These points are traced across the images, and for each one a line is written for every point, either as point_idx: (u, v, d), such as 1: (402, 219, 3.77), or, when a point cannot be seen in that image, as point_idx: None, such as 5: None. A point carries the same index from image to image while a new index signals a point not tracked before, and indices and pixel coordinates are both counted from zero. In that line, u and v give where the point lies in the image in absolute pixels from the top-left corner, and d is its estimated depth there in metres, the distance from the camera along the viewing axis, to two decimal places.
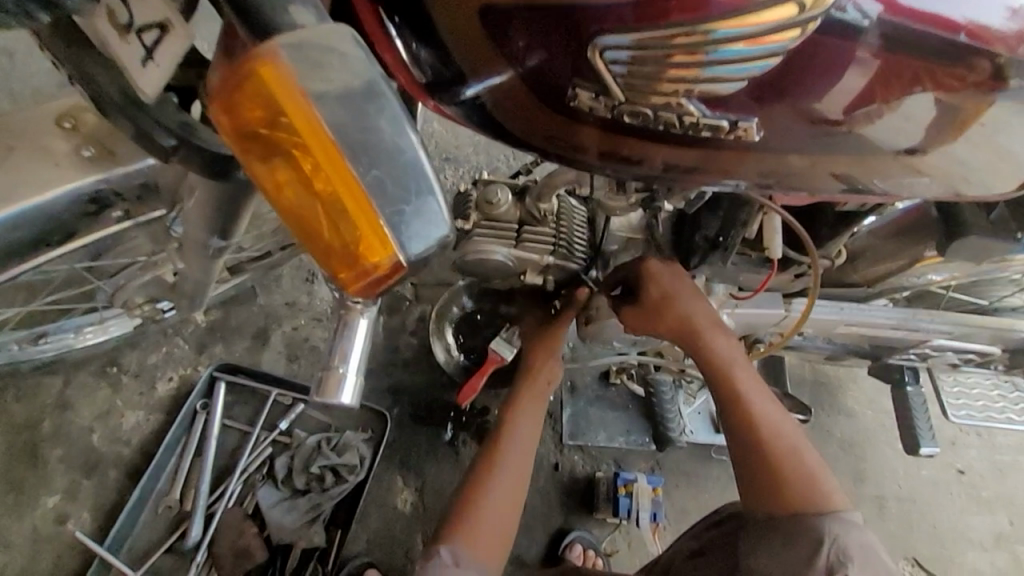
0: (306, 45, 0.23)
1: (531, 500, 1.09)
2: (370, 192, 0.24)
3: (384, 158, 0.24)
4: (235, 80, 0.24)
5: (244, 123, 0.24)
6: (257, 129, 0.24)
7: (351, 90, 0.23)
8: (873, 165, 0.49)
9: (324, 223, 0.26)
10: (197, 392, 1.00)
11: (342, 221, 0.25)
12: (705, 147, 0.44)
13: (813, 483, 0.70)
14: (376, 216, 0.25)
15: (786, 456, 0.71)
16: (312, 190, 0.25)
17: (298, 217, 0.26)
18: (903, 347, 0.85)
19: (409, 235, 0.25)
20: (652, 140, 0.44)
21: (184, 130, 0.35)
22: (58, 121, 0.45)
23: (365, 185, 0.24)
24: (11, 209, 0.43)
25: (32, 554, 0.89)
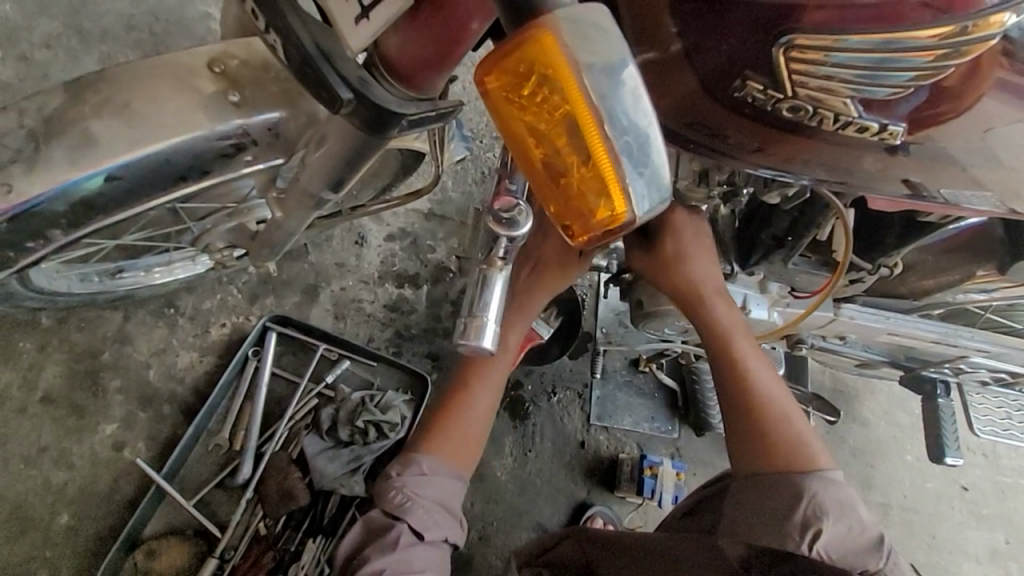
0: (577, 16, 0.26)
1: (555, 473, 1.13)
2: (620, 154, 0.27)
3: (634, 128, 0.27)
4: (508, 44, 0.26)
5: (504, 87, 0.27)
6: (514, 93, 0.27)
7: (611, 63, 0.26)
8: (958, 179, 0.52)
9: (570, 184, 0.29)
10: (250, 339, 1.04)
11: (585, 182, 0.28)
12: (819, 140, 0.47)
13: (799, 444, 0.74)
14: (621, 175, 0.27)
15: (775, 420, 0.75)
16: (558, 150, 0.28)
17: (540, 175, 0.29)
18: (937, 359, 0.88)
19: (642, 200, 0.28)
20: (779, 131, 0.46)
21: (361, 84, 0.37)
22: (210, 64, 0.48)
23: (618, 152, 0.27)
24: (166, 143, 0.46)
25: (90, 476, 0.93)
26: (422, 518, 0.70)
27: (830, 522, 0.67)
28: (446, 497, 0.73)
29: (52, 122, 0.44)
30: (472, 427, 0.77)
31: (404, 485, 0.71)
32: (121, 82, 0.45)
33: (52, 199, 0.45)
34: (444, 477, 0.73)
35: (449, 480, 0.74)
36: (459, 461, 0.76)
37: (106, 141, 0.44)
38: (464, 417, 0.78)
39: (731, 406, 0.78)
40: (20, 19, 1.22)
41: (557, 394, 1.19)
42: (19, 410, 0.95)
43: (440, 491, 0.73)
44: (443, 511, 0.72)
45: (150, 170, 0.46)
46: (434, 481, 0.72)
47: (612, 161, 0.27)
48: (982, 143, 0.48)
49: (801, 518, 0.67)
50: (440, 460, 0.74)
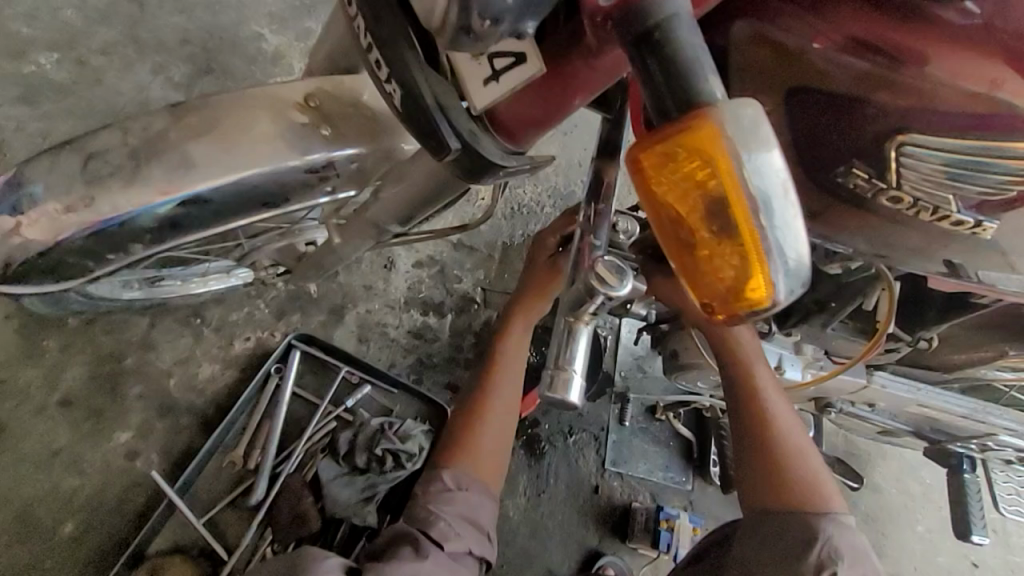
0: (739, 106, 0.24)
1: (567, 518, 1.11)
2: (771, 244, 0.25)
3: (785, 226, 0.25)
4: (663, 123, 0.25)
5: (649, 165, 0.26)
6: (660, 172, 0.26)
7: (770, 160, 0.24)
8: None
9: (706, 264, 0.26)
10: (274, 356, 1.03)
11: (721, 271, 0.26)
12: (895, 224, 0.47)
13: (814, 484, 0.73)
14: (769, 263, 0.25)
15: (790, 459, 0.74)
16: (696, 229, 0.26)
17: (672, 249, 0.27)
18: (965, 435, 0.88)
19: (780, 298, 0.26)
20: (850, 211, 0.47)
21: (470, 135, 0.38)
22: (306, 98, 0.49)
23: (765, 248, 0.25)
24: (260, 171, 0.47)
25: (100, 484, 0.92)
26: (443, 528, 0.70)
27: (845, 567, 0.66)
28: (476, 512, 0.73)
29: (149, 143, 0.45)
30: (485, 454, 0.76)
31: (434, 507, 0.71)
32: (224, 110, 0.47)
33: (144, 216, 0.46)
34: (472, 491, 0.73)
35: (479, 496, 0.74)
36: (485, 477, 0.75)
37: (202, 164, 0.46)
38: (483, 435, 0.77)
39: (745, 439, 0.76)
40: (79, 22, 1.24)
41: (573, 436, 1.17)
42: (36, 411, 0.94)
43: (469, 504, 0.72)
44: (469, 525, 0.72)
45: (239, 195, 0.47)
46: (468, 497, 0.72)
47: (760, 250, 0.25)
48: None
49: (816, 561, 0.66)
50: (464, 473, 0.74)
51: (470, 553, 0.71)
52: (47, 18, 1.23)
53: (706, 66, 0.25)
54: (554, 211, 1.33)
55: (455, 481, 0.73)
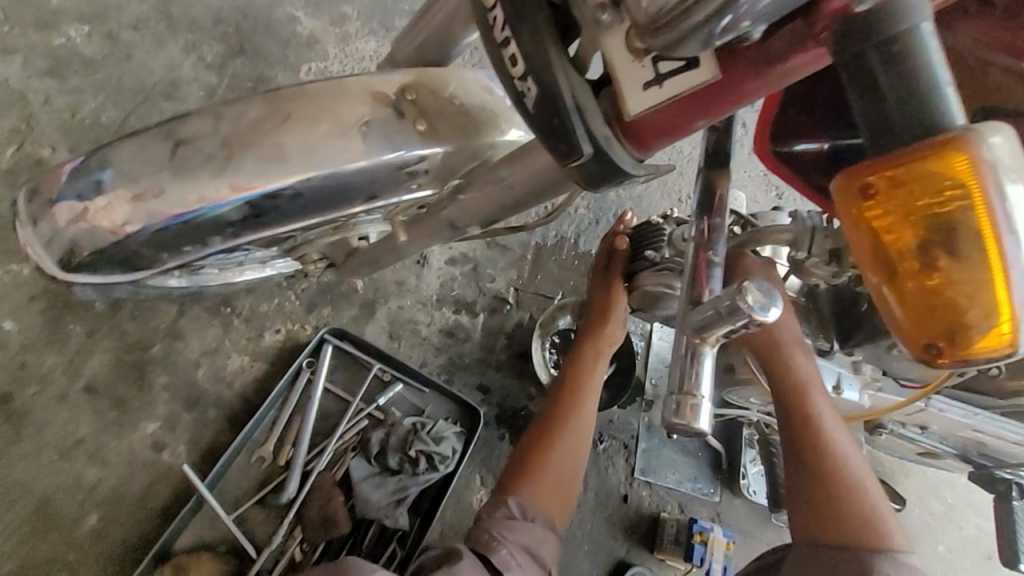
0: (994, 130, 0.24)
1: (596, 526, 1.09)
2: (1017, 279, 0.24)
3: None
4: (908, 143, 0.24)
5: (879, 193, 0.25)
6: (890, 201, 0.25)
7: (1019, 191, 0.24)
8: None
9: (935, 296, 0.26)
10: (306, 350, 1.00)
11: (951, 305, 0.26)
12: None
13: (874, 519, 0.71)
14: (1012, 299, 0.25)
15: (844, 488, 0.74)
16: (927, 261, 0.25)
17: (889, 278, 0.27)
18: (1017, 462, 0.86)
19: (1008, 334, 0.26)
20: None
21: (605, 141, 0.35)
22: (402, 92, 0.47)
23: (1010, 284, 0.24)
24: (353, 165, 0.45)
25: (125, 476, 0.88)
26: (504, 557, 0.71)
27: None
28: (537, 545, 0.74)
29: (243, 131, 0.43)
30: (552, 480, 0.80)
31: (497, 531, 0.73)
32: (319, 100, 0.45)
33: (232, 206, 0.43)
34: (536, 521, 0.76)
35: (540, 527, 0.76)
36: (549, 510, 0.78)
37: (296, 156, 0.43)
38: (549, 464, 0.80)
39: (799, 466, 0.76)
40: None
41: (603, 443, 1.15)
42: (61, 397, 0.90)
43: (531, 536, 0.74)
44: (531, 558, 0.73)
45: (329, 188, 0.45)
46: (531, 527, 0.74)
47: (1006, 284, 0.24)
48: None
49: None
50: (528, 502, 0.77)
51: None
52: None
53: (943, 90, 0.23)
54: (590, 212, 1.30)
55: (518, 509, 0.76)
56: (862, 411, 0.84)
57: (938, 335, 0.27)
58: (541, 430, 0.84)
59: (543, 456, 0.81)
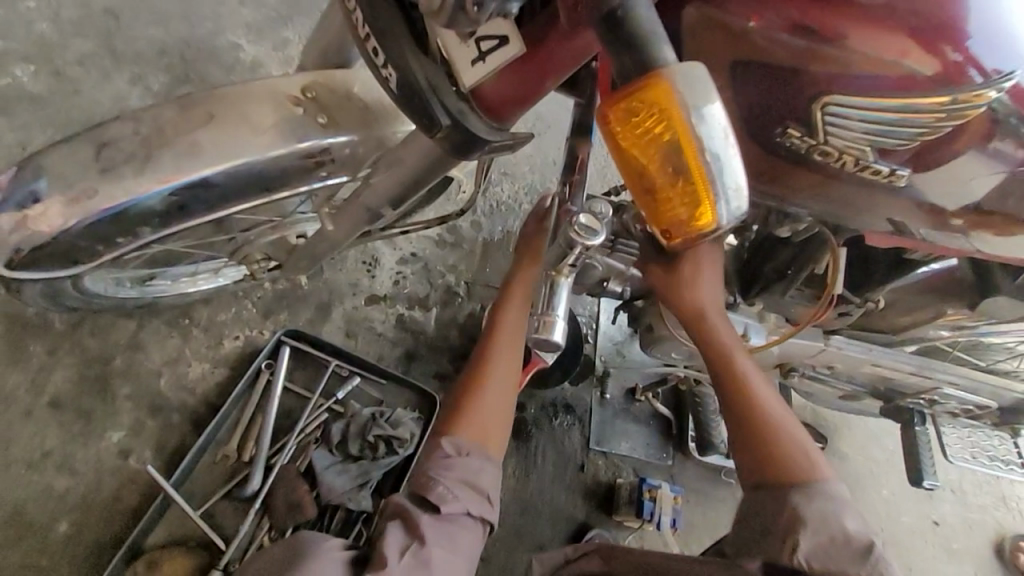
0: (689, 67, 0.29)
1: (555, 495, 1.16)
2: (716, 174, 0.30)
3: (727, 164, 0.30)
4: (627, 86, 0.30)
5: (618, 123, 0.31)
6: (625, 129, 0.31)
7: (711, 109, 0.29)
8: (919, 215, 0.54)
9: (663, 200, 0.32)
10: (264, 352, 1.05)
11: (681, 207, 0.32)
12: (862, 187, 0.51)
13: (804, 459, 0.73)
14: (715, 194, 0.31)
15: (777, 435, 0.75)
16: (656, 174, 0.31)
17: (645, 193, 0.33)
18: (913, 391, 0.96)
19: (728, 215, 0.32)
20: (816, 177, 0.51)
21: (459, 113, 0.43)
22: (303, 90, 0.54)
23: (712, 182, 0.30)
24: (262, 155, 0.52)
25: (93, 484, 0.92)
26: (440, 493, 0.70)
27: (807, 534, 0.66)
28: (475, 477, 0.72)
29: (159, 127, 0.50)
30: (487, 414, 0.77)
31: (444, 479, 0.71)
32: (230, 102, 0.52)
33: (154, 197, 0.49)
34: (476, 456, 0.73)
35: (477, 460, 0.73)
36: (485, 442, 0.75)
37: (209, 148, 0.50)
38: (478, 409, 0.77)
39: (737, 421, 0.78)
40: (54, 35, 1.27)
41: (558, 419, 1.22)
42: (26, 415, 0.94)
43: (467, 470, 0.72)
44: (467, 488, 0.71)
45: (241, 176, 0.52)
46: (470, 461, 0.72)
47: (708, 180, 0.30)
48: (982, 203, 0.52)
49: (784, 529, 0.67)
50: (467, 440, 0.74)
51: (468, 513, 0.70)
52: (21, 31, 1.25)
53: (661, 37, 0.30)
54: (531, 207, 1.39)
55: (455, 446, 0.73)
56: (774, 356, 0.93)
57: (670, 224, 0.33)
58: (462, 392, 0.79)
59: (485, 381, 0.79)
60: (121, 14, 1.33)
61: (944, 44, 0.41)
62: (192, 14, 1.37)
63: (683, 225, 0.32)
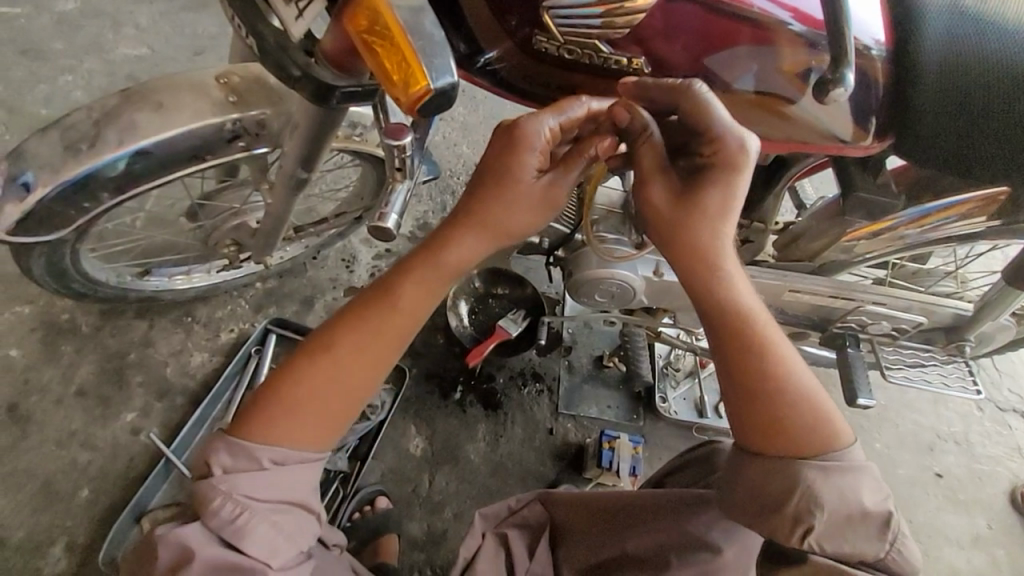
0: None
1: (526, 456, 1.22)
2: (418, 47, 0.41)
3: (427, 39, 0.42)
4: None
5: (356, 26, 0.43)
6: (360, 29, 0.43)
7: (414, 6, 0.42)
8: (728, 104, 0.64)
9: (392, 75, 0.42)
10: (253, 339, 1.20)
11: (403, 79, 0.42)
12: (663, 85, 0.62)
13: (811, 418, 0.66)
14: (421, 63, 0.41)
15: (784, 392, 0.66)
16: (384, 57, 0.42)
17: (381, 74, 0.43)
18: (842, 315, 0.99)
19: (438, 80, 0.42)
20: (601, 81, 0.62)
21: (306, 65, 0.56)
22: (218, 79, 0.69)
23: (417, 51, 0.41)
24: (187, 130, 0.67)
25: (110, 456, 1.08)
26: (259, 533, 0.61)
27: (824, 513, 0.63)
28: (296, 493, 0.64)
29: (107, 114, 0.65)
30: (327, 401, 0.64)
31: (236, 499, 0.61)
32: (162, 93, 0.67)
33: (106, 167, 0.65)
34: (307, 463, 0.64)
35: (306, 463, 0.64)
36: (319, 439, 0.65)
37: (145, 127, 0.66)
38: (315, 386, 0.64)
39: (727, 369, 0.66)
40: (87, 100, 1.54)
41: (527, 386, 1.30)
42: (57, 402, 1.11)
43: (290, 483, 0.63)
44: (290, 512, 0.63)
45: (171, 148, 0.67)
46: (287, 473, 0.63)
47: (414, 52, 0.41)
48: (774, 88, 0.62)
49: (793, 510, 0.64)
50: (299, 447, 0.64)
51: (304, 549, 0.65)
52: (60, 100, 1.53)
53: None
54: None
55: (235, 457, 0.62)
56: None
57: (399, 94, 0.42)
58: (317, 357, 0.64)
59: (348, 364, 0.64)
60: (139, 78, 1.60)
61: None
62: (196, 72, 1.63)
63: (406, 92, 0.42)
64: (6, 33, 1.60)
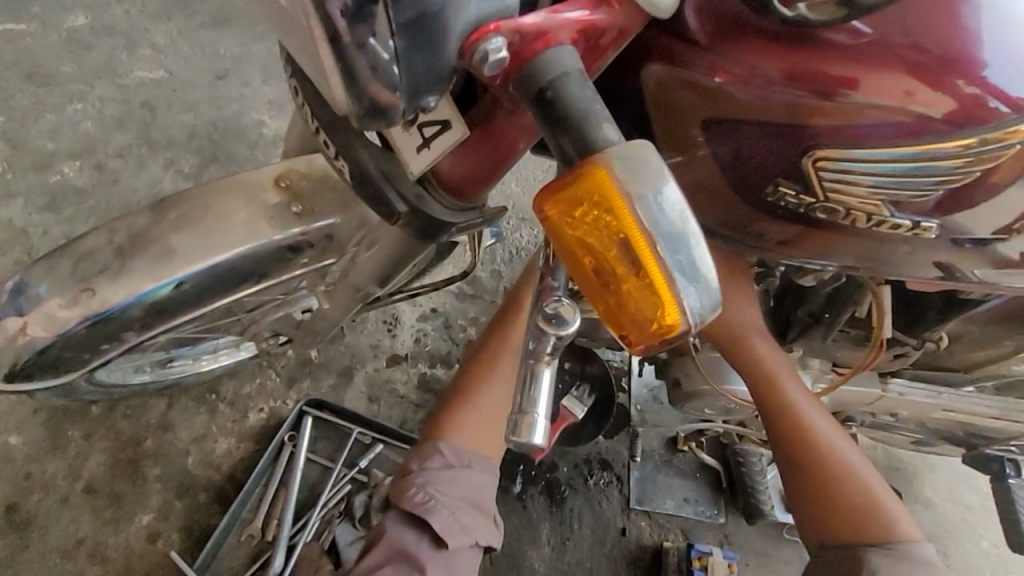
0: (628, 150, 0.25)
1: (596, 564, 1.07)
2: (671, 265, 0.25)
3: (682, 245, 0.25)
4: (564, 172, 0.26)
5: (556, 211, 0.26)
6: (563, 218, 0.26)
7: (659, 190, 0.25)
8: (954, 257, 0.50)
9: (620, 298, 0.26)
10: (286, 425, 1.05)
11: (640, 305, 0.26)
12: (878, 240, 0.48)
13: (868, 506, 0.66)
14: (676, 289, 0.25)
15: (833, 473, 0.67)
16: (610, 267, 0.26)
17: (597, 290, 0.27)
18: (1001, 437, 0.82)
19: (695, 312, 0.25)
20: (818, 230, 0.47)
21: (417, 199, 0.40)
22: (276, 180, 0.53)
23: (670, 270, 0.25)
24: (237, 252, 0.51)
25: (124, 569, 0.93)
26: (445, 520, 0.63)
27: None
28: (475, 494, 0.66)
29: (135, 234, 0.50)
30: (485, 415, 0.70)
31: (424, 483, 0.65)
32: (205, 201, 0.52)
33: (130, 304, 0.50)
34: (477, 469, 0.67)
35: (477, 473, 0.67)
36: (483, 451, 0.69)
37: (183, 251, 0.50)
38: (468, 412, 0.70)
39: (782, 448, 0.69)
40: (97, 132, 1.38)
41: (595, 476, 1.14)
42: (62, 501, 0.96)
43: (469, 486, 0.66)
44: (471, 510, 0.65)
45: (216, 275, 0.51)
46: (457, 475, 0.66)
47: (663, 271, 0.25)
48: (1019, 241, 0.49)
49: None
50: (463, 448, 0.68)
51: (476, 544, 0.64)
52: (69, 131, 1.37)
53: (598, 114, 0.26)
54: None
55: (427, 456, 0.67)
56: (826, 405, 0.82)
57: (627, 325, 0.26)
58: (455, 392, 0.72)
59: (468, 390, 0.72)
60: (155, 105, 1.43)
61: (954, 77, 0.39)
62: (219, 99, 1.46)
63: (645, 328, 0.26)
64: (11, 54, 1.44)
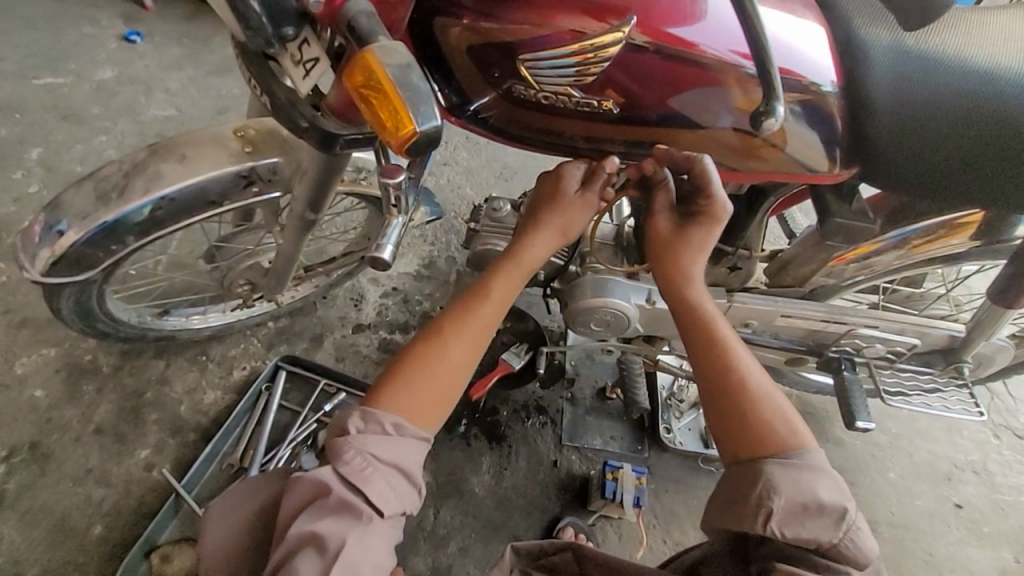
0: (385, 44, 0.48)
1: (531, 489, 1.22)
2: (406, 97, 0.47)
3: (413, 87, 0.47)
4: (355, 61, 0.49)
5: (354, 83, 0.49)
6: (357, 85, 0.49)
7: (400, 62, 0.48)
8: (715, 143, 0.71)
9: (384, 121, 0.48)
10: (263, 376, 1.24)
11: (393, 122, 0.47)
12: (649, 129, 0.70)
13: (775, 425, 0.74)
14: (410, 109, 0.47)
15: (751, 396, 0.75)
16: (379, 106, 0.48)
17: (376, 121, 0.49)
18: (834, 339, 1.01)
19: (424, 122, 0.47)
20: (595, 125, 0.69)
21: (312, 118, 0.63)
22: (235, 133, 0.76)
23: (405, 100, 0.47)
24: (206, 177, 0.74)
25: (123, 491, 1.11)
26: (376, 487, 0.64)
27: (782, 502, 0.67)
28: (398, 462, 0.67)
29: (138, 168, 0.74)
30: (436, 377, 0.72)
31: (360, 448, 0.66)
32: (187, 147, 0.75)
33: (132, 214, 0.73)
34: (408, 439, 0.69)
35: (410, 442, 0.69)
36: (417, 420, 0.71)
37: (170, 177, 0.73)
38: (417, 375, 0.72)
39: (708, 374, 0.77)
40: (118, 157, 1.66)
41: (531, 419, 1.30)
42: (75, 439, 1.16)
43: (393, 451, 0.67)
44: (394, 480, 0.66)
45: (191, 196, 0.74)
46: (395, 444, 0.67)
47: (401, 101, 0.47)
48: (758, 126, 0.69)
49: (755, 497, 0.69)
50: (401, 417, 0.69)
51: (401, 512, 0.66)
52: (94, 158, 1.65)
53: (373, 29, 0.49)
54: None
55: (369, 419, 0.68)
56: None
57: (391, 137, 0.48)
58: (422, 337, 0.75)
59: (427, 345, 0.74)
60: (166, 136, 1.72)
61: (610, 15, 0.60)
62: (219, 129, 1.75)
63: (397, 135, 0.47)
64: (49, 101, 1.75)
